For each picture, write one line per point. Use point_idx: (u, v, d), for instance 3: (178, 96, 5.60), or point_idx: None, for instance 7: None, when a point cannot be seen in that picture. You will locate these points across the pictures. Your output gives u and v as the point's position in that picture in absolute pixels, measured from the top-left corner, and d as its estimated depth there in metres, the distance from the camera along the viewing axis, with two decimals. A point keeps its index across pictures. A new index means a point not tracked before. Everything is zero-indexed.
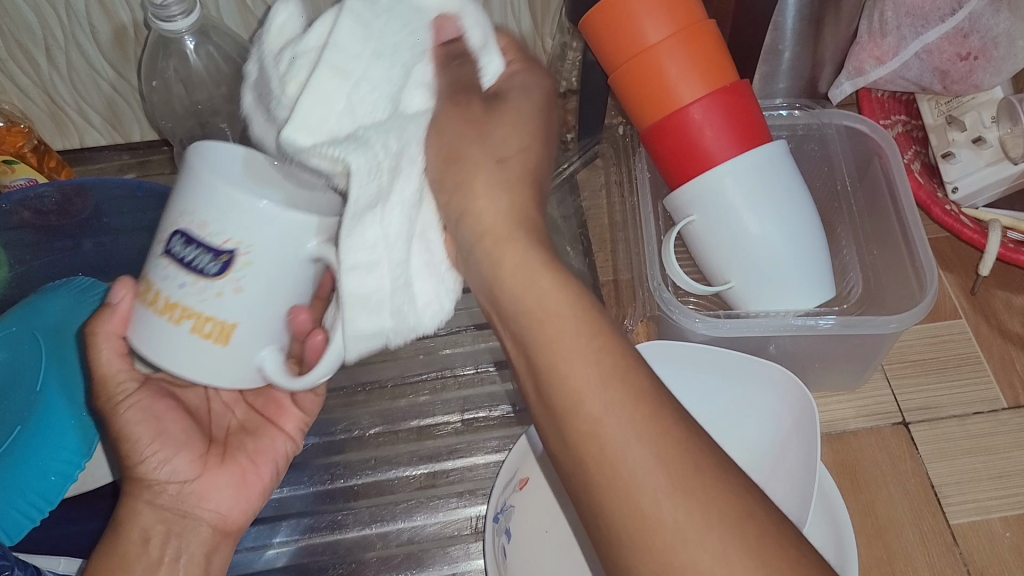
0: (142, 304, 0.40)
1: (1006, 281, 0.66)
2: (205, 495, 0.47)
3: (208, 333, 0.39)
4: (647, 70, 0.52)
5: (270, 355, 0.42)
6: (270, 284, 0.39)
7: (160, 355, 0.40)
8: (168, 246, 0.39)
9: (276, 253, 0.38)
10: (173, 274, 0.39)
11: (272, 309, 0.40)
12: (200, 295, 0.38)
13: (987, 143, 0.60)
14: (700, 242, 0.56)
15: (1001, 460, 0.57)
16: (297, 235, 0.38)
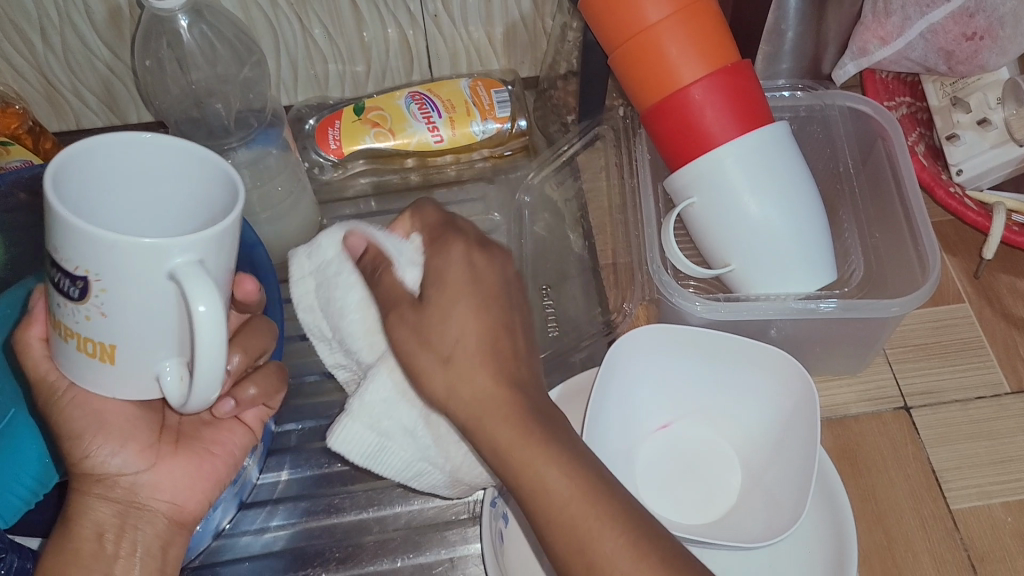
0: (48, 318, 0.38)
1: (1010, 265, 0.65)
2: (159, 485, 0.44)
3: (95, 351, 0.36)
4: (646, 50, 0.52)
5: (167, 370, 0.38)
6: (141, 316, 0.35)
7: (69, 364, 0.38)
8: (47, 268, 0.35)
9: (137, 283, 0.33)
10: (53, 292, 0.35)
11: (155, 331, 0.36)
12: (79, 321, 0.35)
13: (992, 125, 0.59)
14: (700, 226, 0.55)
15: (1003, 445, 0.56)
16: (154, 258, 0.32)
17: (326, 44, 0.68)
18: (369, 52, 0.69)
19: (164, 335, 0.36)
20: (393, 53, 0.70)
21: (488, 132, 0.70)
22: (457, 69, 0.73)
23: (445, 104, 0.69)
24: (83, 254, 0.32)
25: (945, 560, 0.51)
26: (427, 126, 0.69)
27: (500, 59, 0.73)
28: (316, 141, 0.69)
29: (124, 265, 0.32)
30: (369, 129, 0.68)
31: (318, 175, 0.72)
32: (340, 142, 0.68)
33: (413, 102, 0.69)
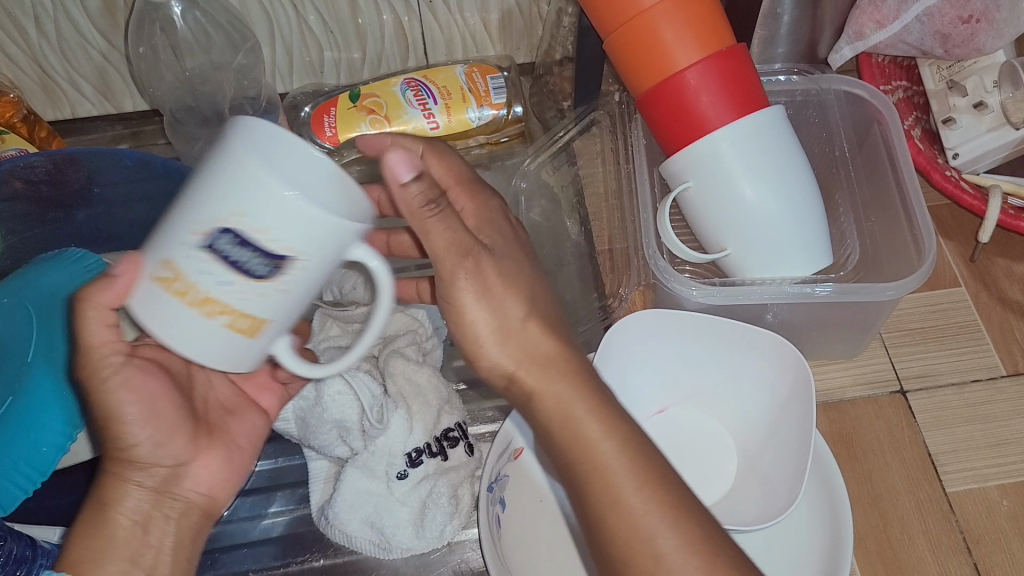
0: (159, 287, 0.37)
1: (1005, 248, 0.65)
2: (199, 478, 0.46)
3: (237, 327, 0.38)
4: (642, 34, 0.51)
5: (281, 343, 0.41)
6: (306, 287, 0.38)
7: (177, 339, 0.38)
8: (208, 241, 0.35)
9: (326, 254, 0.37)
10: (211, 262, 0.36)
11: (302, 300, 0.39)
12: (240, 294, 0.36)
13: (988, 108, 0.59)
14: (696, 211, 0.55)
15: (1000, 428, 0.56)
16: (339, 234, 0.36)
17: (321, 31, 0.67)
18: (365, 38, 0.69)
19: (304, 303, 0.39)
20: (388, 40, 0.70)
21: (484, 119, 0.69)
22: (453, 56, 0.73)
23: (440, 91, 0.69)
24: (313, 232, 0.35)
25: (941, 542, 0.52)
26: (423, 113, 0.68)
27: (496, 45, 0.73)
28: (312, 128, 0.69)
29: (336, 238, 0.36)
30: (365, 116, 0.68)
31: None
32: (336, 129, 0.68)
33: (408, 88, 0.69)
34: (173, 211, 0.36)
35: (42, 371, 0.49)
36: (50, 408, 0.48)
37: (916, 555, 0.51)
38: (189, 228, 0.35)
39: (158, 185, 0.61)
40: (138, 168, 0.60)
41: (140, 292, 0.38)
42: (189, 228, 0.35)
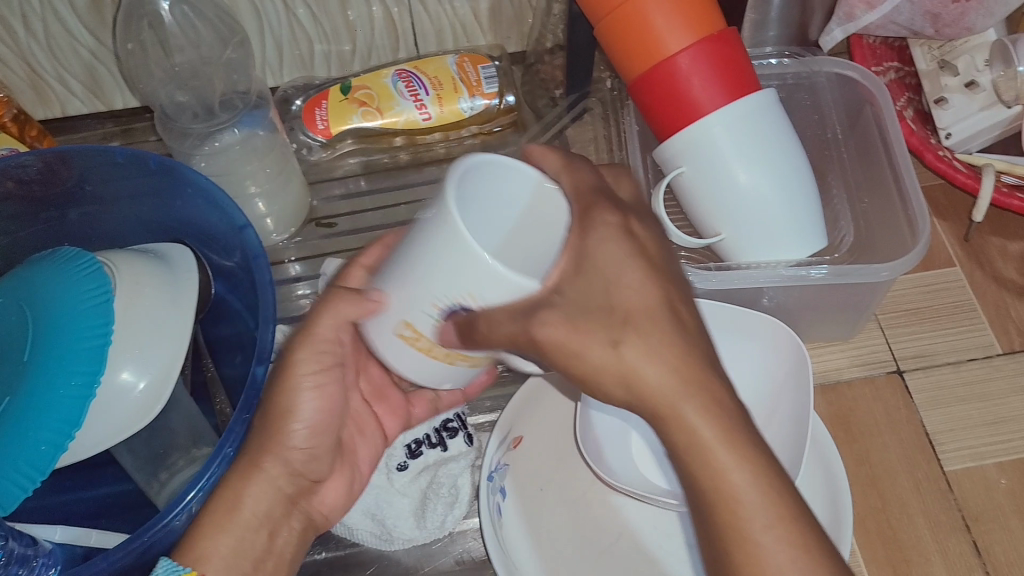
0: (405, 341, 0.42)
1: (1000, 227, 0.65)
2: (326, 496, 0.51)
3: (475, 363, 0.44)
4: (632, 19, 0.51)
5: None
6: None
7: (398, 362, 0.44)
8: (446, 314, 0.39)
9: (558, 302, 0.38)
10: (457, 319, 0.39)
11: None
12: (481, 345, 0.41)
13: (980, 87, 0.60)
14: (690, 196, 0.55)
15: (998, 406, 0.56)
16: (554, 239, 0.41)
17: (311, 24, 0.67)
18: (355, 30, 0.69)
19: None
20: (378, 32, 0.70)
21: (476, 109, 0.69)
22: (444, 46, 0.73)
23: (432, 81, 0.69)
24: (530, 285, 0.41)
25: (940, 521, 0.52)
26: (415, 105, 0.68)
27: (487, 35, 0.72)
28: (303, 122, 0.69)
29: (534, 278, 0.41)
30: (357, 109, 0.68)
31: (305, 156, 0.71)
32: (327, 122, 0.68)
33: (400, 79, 0.69)
34: (406, 274, 0.39)
35: (72, 345, 0.48)
36: (48, 409, 0.47)
37: (915, 534, 0.52)
38: (429, 303, 0.39)
39: (149, 182, 0.60)
40: (130, 165, 0.59)
41: (378, 323, 0.42)
42: (427, 304, 0.39)
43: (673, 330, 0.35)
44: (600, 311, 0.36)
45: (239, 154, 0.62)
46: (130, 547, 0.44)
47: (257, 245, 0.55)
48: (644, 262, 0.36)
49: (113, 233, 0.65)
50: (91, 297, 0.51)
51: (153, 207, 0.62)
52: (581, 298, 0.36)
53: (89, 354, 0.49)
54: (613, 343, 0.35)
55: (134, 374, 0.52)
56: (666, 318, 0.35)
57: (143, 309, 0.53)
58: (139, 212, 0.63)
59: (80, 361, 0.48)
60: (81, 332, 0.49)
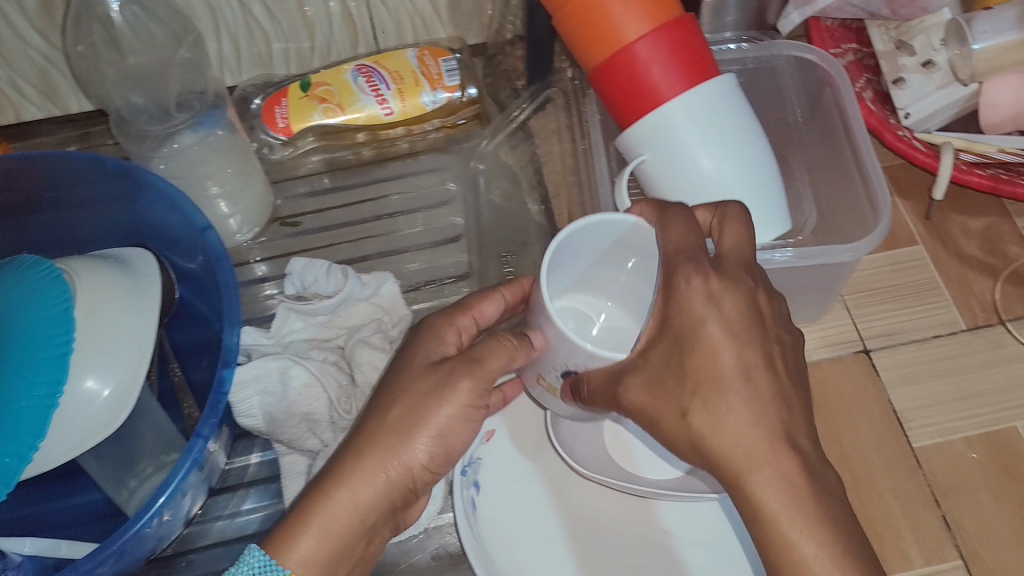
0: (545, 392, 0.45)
1: (961, 204, 0.66)
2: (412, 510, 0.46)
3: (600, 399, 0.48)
4: (589, 9, 0.51)
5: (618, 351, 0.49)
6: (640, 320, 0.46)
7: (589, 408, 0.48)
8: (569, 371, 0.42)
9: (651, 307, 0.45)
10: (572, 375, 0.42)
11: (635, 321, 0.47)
12: None
13: (936, 66, 0.60)
14: (653, 183, 0.55)
15: (963, 382, 0.57)
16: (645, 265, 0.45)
17: (267, 21, 0.66)
18: (313, 26, 0.68)
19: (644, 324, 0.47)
20: (336, 27, 0.69)
21: (438, 102, 0.69)
22: (403, 39, 0.72)
23: (392, 75, 0.68)
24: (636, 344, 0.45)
25: (910, 497, 0.53)
26: (377, 100, 0.68)
27: (446, 27, 0.72)
28: (263, 120, 0.68)
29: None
30: (317, 106, 0.68)
31: (267, 155, 0.70)
32: (288, 120, 0.68)
33: (360, 75, 0.68)
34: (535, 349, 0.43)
35: (28, 353, 0.48)
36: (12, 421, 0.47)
37: (886, 510, 0.52)
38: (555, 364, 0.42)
39: (107, 187, 0.59)
40: (87, 169, 0.58)
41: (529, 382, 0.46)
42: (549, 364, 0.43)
43: (745, 397, 0.36)
44: (677, 382, 0.37)
45: (198, 154, 0.61)
46: (99, 558, 0.46)
47: (220, 246, 0.54)
48: (725, 327, 0.37)
49: (73, 239, 0.64)
50: (49, 303, 0.50)
51: (113, 213, 0.61)
52: (671, 370, 0.37)
53: (49, 359, 0.49)
54: (685, 414, 0.36)
55: (99, 382, 0.51)
56: (740, 386, 0.36)
57: (105, 315, 0.52)
58: (99, 218, 0.62)
59: (39, 368, 0.48)
60: (39, 338, 0.49)
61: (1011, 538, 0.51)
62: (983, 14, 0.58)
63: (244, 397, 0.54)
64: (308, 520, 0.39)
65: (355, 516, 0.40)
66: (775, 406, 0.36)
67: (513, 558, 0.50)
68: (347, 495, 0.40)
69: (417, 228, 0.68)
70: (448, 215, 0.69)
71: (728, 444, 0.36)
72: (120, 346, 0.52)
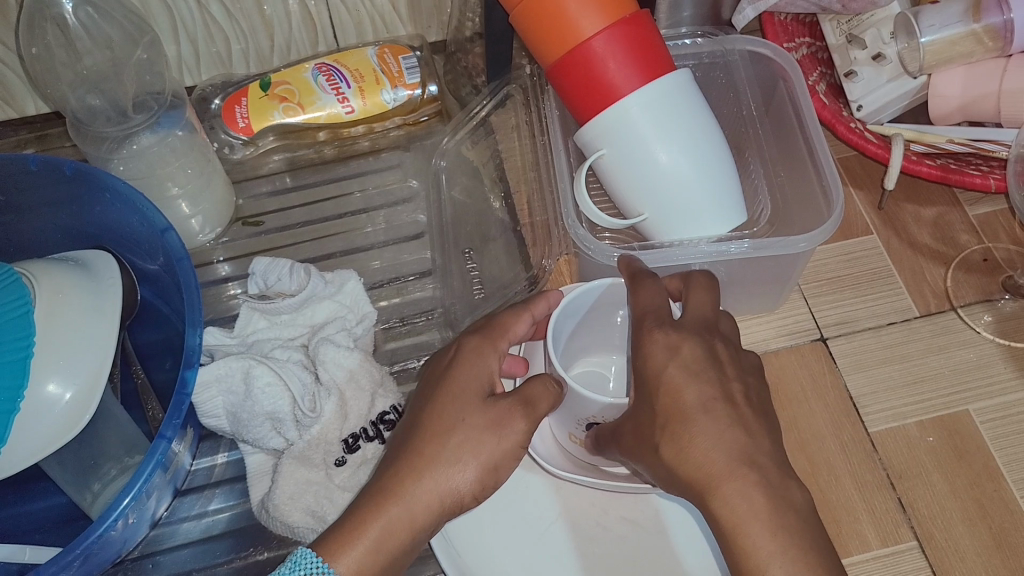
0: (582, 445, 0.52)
1: (913, 194, 0.67)
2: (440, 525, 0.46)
3: None
4: (546, 7, 0.52)
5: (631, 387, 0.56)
6: None
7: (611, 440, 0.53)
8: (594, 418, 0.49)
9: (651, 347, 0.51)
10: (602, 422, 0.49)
11: None
12: None
13: (887, 60, 0.61)
14: (612, 178, 0.56)
15: (913, 367, 0.59)
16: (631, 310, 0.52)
17: (226, 20, 0.66)
18: (272, 26, 0.68)
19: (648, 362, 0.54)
20: (296, 27, 0.69)
21: (399, 100, 0.69)
22: (364, 38, 0.72)
23: (353, 74, 0.69)
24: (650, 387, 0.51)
25: (867, 480, 0.54)
26: (337, 98, 0.68)
27: (406, 25, 0.72)
28: (223, 119, 0.68)
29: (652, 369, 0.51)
30: (278, 105, 0.68)
31: (228, 155, 0.70)
32: (248, 120, 0.68)
33: (320, 73, 0.68)
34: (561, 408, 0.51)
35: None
36: None
37: (844, 495, 0.53)
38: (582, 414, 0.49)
39: (64, 189, 0.59)
40: (44, 172, 0.58)
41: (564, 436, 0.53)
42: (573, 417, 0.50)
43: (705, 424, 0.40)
44: (654, 421, 0.42)
45: (157, 155, 0.61)
46: (62, 562, 0.46)
47: (181, 248, 0.54)
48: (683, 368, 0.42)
49: (30, 243, 0.63)
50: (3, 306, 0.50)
51: (70, 215, 0.61)
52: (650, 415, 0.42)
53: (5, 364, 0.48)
54: (658, 448, 0.41)
55: (61, 385, 0.51)
56: (702, 415, 0.41)
57: (62, 318, 0.52)
58: (54, 220, 0.62)
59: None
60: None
61: (962, 518, 0.52)
62: (930, 7, 0.60)
63: (208, 398, 0.54)
64: (365, 528, 0.40)
65: (409, 534, 0.41)
66: (734, 432, 0.40)
67: (481, 551, 0.51)
68: (403, 509, 0.41)
69: (380, 226, 0.68)
70: (411, 212, 0.69)
71: (693, 467, 0.40)
72: (80, 349, 0.52)
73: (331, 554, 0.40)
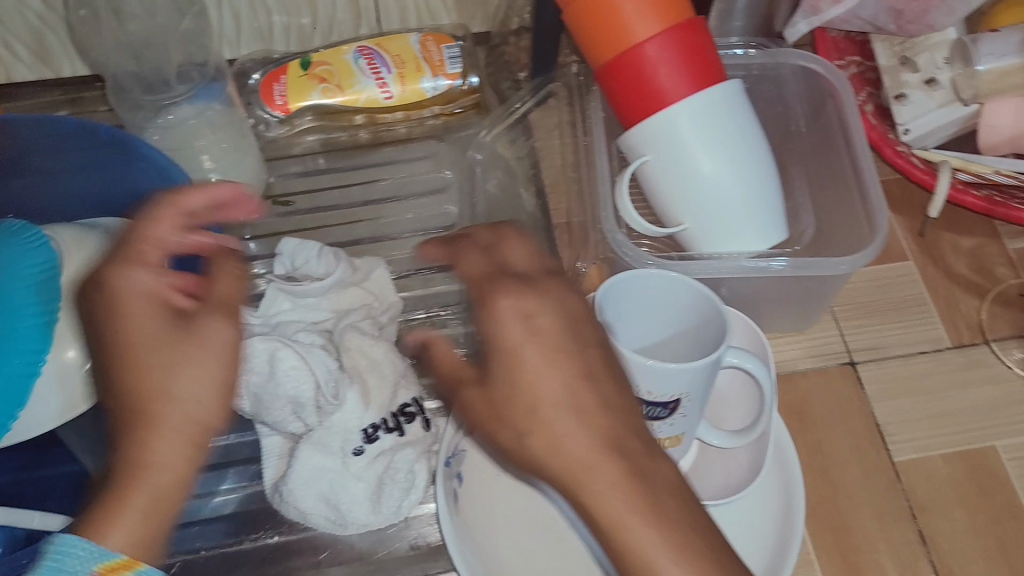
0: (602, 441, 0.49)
1: (953, 224, 0.66)
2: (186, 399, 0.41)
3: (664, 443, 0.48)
4: (601, 7, 0.51)
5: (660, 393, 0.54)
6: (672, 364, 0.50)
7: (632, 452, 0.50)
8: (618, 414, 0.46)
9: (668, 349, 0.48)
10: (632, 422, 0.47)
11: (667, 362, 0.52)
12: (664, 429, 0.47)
13: (939, 85, 0.60)
14: (653, 185, 0.55)
15: (943, 399, 0.58)
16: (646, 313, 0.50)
17: None
18: (316, 3, 0.67)
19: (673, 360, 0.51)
20: (340, 6, 0.68)
21: (438, 89, 0.68)
22: (407, 23, 0.71)
23: (394, 59, 0.68)
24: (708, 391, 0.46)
25: (887, 510, 0.53)
26: (376, 83, 0.67)
27: (451, 13, 0.71)
28: (261, 96, 0.67)
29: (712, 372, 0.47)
30: (317, 85, 0.67)
31: (263, 132, 0.70)
32: (286, 98, 0.67)
33: (361, 57, 0.68)
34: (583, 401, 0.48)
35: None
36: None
37: (863, 523, 0.53)
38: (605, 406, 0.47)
39: (98, 153, 0.58)
40: (78, 136, 0.57)
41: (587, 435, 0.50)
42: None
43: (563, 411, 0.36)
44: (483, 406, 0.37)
45: (193, 128, 0.60)
46: None
47: (214, 223, 0.54)
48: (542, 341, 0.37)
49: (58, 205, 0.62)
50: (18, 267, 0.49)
51: (100, 179, 0.60)
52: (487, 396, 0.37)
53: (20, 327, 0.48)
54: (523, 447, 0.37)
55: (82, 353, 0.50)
56: (563, 398, 0.36)
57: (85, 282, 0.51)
58: (84, 184, 0.61)
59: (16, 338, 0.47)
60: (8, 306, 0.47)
61: (982, 557, 0.51)
62: (988, 35, 0.59)
63: None
64: (124, 507, 0.39)
65: (167, 513, 0.40)
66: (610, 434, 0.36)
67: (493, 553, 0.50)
68: (146, 494, 0.39)
69: (409, 215, 0.67)
70: (442, 203, 0.68)
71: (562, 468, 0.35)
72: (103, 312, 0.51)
73: (96, 537, 0.38)
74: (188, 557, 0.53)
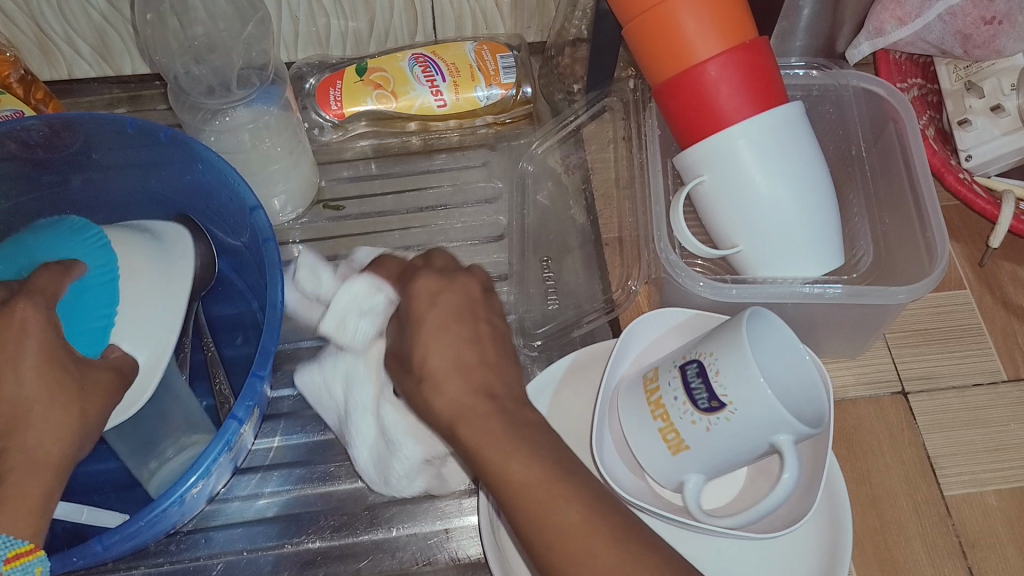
0: (643, 384, 0.50)
1: (1013, 253, 0.65)
2: None
3: (666, 438, 0.48)
4: (662, 24, 0.51)
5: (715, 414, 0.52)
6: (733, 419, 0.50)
7: (635, 433, 0.50)
8: (685, 364, 0.48)
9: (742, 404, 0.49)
10: (682, 380, 0.48)
11: None
12: (683, 415, 0.48)
13: (1005, 112, 0.59)
14: (708, 205, 0.55)
15: (999, 433, 0.56)
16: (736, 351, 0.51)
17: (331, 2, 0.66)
18: (374, 10, 0.67)
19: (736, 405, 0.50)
20: (397, 13, 0.68)
21: (492, 98, 0.68)
22: (462, 32, 0.71)
23: (449, 67, 0.68)
24: (751, 438, 0.46)
25: (937, 545, 0.52)
26: (431, 90, 0.67)
27: (507, 23, 0.71)
28: (317, 100, 0.68)
29: (755, 445, 0.46)
30: (372, 91, 0.67)
31: (317, 135, 0.70)
32: (341, 103, 0.67)
33: (416, 64, 0.68)
34: (679, 347, 0.50)
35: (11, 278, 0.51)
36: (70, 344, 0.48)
37: (912, 557, 0.52)
38: (683, 353, 0.49)
39: (157, 155, 0.59)
40: (139, 137, 0.58)
41: (631, 383, 0.51)
42: (680, 353, 0.49)
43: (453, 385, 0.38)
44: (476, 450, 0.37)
45: (250, 131, 0.61)
46: (124, 533, 0.46)
47: (269, 228, 0.54)
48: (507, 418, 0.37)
49: (115, 203, 0.63)
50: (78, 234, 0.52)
51: (157, 179, 0.61)
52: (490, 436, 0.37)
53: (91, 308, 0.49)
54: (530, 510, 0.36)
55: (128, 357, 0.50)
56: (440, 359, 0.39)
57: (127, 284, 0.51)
58: (141, 183, 0.62)
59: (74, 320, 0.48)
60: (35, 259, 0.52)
61: None
62: None
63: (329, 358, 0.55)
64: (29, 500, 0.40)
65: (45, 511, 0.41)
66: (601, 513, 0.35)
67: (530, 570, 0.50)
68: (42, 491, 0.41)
69: (459, 223, 0.67)
70: (492, 213, 0.68)
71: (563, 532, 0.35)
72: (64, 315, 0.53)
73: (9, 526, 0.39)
74: (232, 557, 0.54)
